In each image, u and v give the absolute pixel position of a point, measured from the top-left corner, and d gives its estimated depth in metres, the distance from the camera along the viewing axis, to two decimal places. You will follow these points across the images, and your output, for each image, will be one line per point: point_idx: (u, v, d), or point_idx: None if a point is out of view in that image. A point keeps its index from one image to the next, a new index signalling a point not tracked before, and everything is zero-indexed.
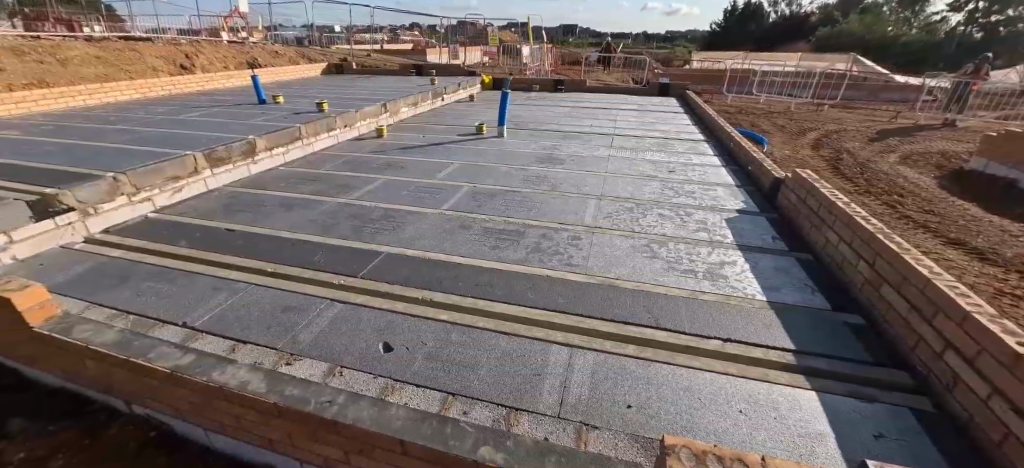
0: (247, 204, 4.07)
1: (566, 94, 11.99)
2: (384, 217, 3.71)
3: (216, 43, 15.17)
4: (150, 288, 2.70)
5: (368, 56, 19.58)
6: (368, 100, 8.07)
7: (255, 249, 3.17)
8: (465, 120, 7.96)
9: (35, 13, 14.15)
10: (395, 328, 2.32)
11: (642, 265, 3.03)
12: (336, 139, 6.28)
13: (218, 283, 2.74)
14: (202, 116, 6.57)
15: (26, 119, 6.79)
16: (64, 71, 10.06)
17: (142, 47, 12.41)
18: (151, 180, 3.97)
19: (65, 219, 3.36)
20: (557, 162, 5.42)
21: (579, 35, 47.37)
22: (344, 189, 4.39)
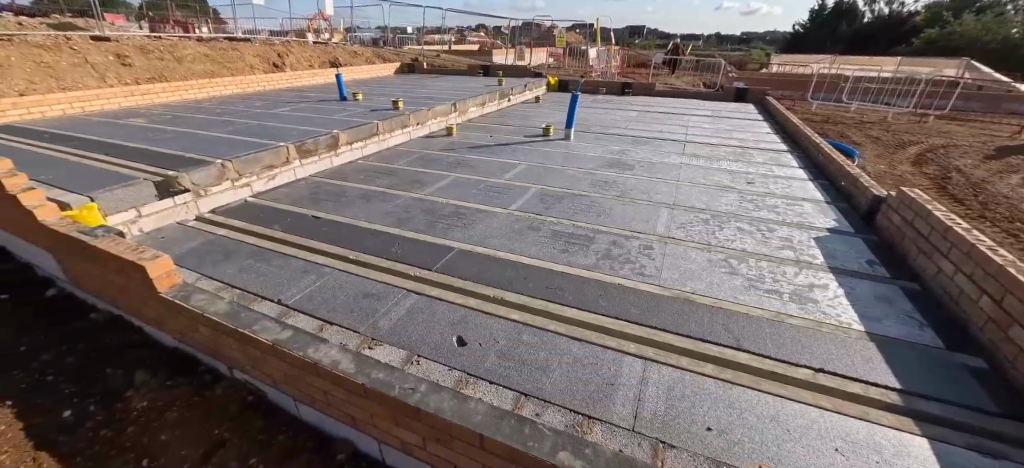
0: (330, 194, 4.38)
1: (632, 97, 11.70)
2: (455, 213, 3.82)
3: (303, 43, 16.51)
4: (250, 266, 2.98)
5: (437, 56, 20.33)
6: (439, 99, 8.37)
7: (339, 236, 3.40)
8: (531, 122, 8.01)
9: (159, 17, 16.28)
10: (468, 323, 2.38)
11: (721, 281, 2.87)
12: (408, 136, 6.57)
13: (307, 266, 2.96)
14: (292, 111, 7.17)
15: (149, 109, 7.79)
16: (180, 67, 11.51)
17: (242, 46, 13.81)
18: (251, 168, 4.38)
19: (182, 199, 3.81)
20: (625, 167, 5.30)
21: (645, 36, 46.01)
22: (417, 185, 4.59)
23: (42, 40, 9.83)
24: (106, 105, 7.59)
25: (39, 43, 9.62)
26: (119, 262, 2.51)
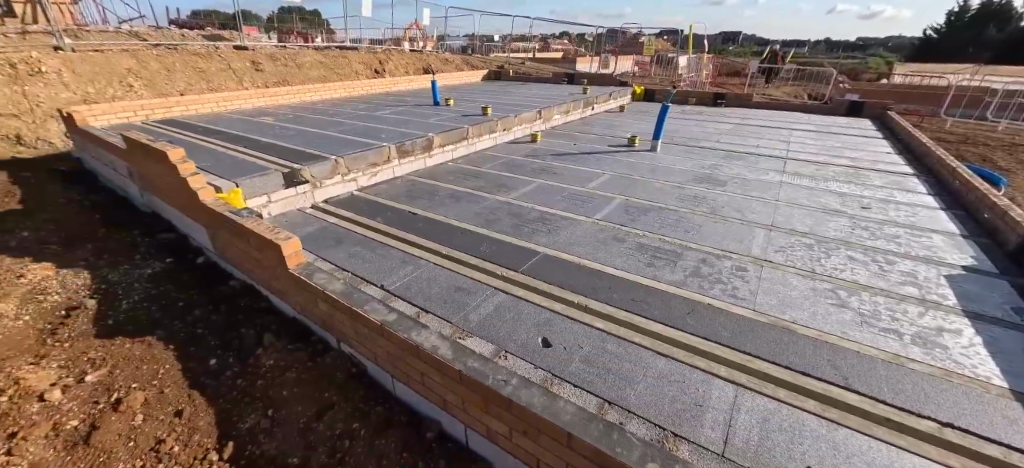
0: (424, 192, 4.73)
1: (725, 108, 11.05)
2: (540, 219, 3.94)
3: (401, 51, 17.95)
4: (358, 252, 3.34)
5: (521, 64, 20.91)
6: (524, 106, 8.62)
7: (434, 232, 3.67)
8: (615, 131, 7.93)
9: (285, 29, 18.79)
10: (553, 326, 2.45)
11: (826, 313, 2.65)
12: (495, 141, 6.86)
13: (406, 257, 3.24)
14: (392, 114, 7.84)
15: (275, 109, 9.01)
16: (299, 72, 13.15)
17: (350, 54, 15.39)
18: (358, 164, 4.87)
19: (303, 189, 4.36)
20: (716, 183, 5.06)
21: (740, 44, 43.10)
22: (503, 189, 4.78)
23: (200, 49, 11.85)
24: (243, 104, 8.91)
25: (198, 52, 11.65)
26: (261, 240, 2.95)
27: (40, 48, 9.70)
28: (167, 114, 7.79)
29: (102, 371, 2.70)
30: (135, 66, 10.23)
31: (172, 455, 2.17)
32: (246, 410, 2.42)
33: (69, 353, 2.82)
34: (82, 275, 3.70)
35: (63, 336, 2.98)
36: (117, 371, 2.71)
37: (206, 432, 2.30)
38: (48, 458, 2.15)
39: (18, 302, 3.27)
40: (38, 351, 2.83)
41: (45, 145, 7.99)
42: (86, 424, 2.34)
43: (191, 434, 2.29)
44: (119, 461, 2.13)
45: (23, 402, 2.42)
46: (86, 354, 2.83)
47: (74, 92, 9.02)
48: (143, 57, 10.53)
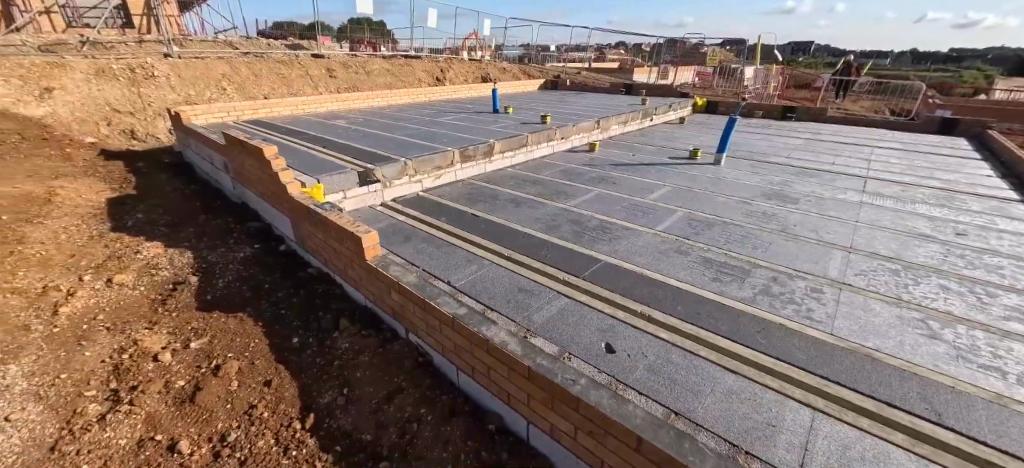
0: (485, 196, 4.90)
1: (795, 123, 10.47)
2: (600, 228, 3.98)
3: (461, 60, 18.63)
4: (426, 249, 3.53)
5: (578, 73, 21.00)
6: (582, 115, 8.67)
7: (497, 235, 3.80)
8: (675, 143, 7.79)
9: (356, 38, 20.13)
10: (616, 333, 2.47)
11: (914, 343, 2.46)
12: (553, 149, 6.96)
13: (470, 257, 3.38)
14: (453, 120, 8.18)
15: (347, 113, 9.69)
16: (368, 79, 14.06)
17: (415, 62, 16.20)
18: (425, 167, 5.13)
19: (375, 188, 4.68)
20: (784, 200, 4.85)
21: (813, 55, 40.49)
22: (562, 196, 4.86)
23: (284, 58, 13.02)
24: (319, 108, 9.67)
25: (282, 60, 12.79)
26: (342, 232, 3.19)
27: (154, 56, 11.11)
28: (255, 115, 8.61)
29: (203, 340, 3.03)
30: (229, 72, 11.40)
31: (262, 420, 2.41)
32: (323, 386, 2.63)
33: (176, 322, 3.20)
34: (185, 254, 4.19)
35: (171, 306, 3.39)
36: (215, 340, 3.03)
37: (289, 403, 2.52)
38: (162, 410, 2.45)
39: (136, 275, 3.78)
40: (152, 319, 3.24)
41: (154, 139, 9.10)
42: (191, 384, 2.64)
43: (277, 403, 2.52)
44: (219, 420, 2.40)
45: (141, 361, 2.79)
46: (189, 324, 3.20)
47: (179, 94, 10.22)
48: (236, 64, 11.72)
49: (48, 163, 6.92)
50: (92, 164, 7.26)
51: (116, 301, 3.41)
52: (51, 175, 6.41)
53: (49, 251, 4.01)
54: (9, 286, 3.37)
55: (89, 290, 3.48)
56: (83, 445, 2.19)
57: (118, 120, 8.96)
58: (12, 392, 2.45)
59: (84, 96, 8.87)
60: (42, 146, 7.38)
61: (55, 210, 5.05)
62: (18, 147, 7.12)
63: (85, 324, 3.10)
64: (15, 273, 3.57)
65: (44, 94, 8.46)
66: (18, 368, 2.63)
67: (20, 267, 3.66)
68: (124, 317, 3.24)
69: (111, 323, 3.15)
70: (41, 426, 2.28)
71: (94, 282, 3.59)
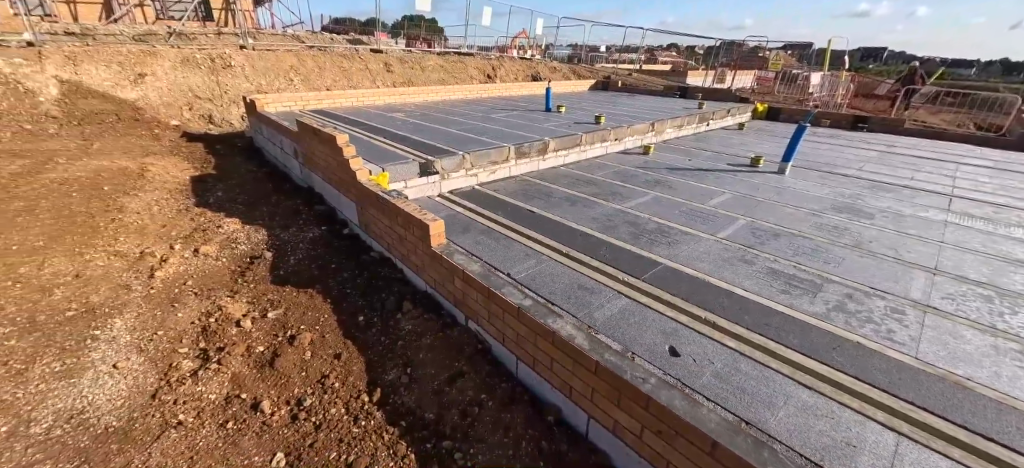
0: (540, 193, 4.96)
1: (867, 134, 9.80)
2: (659, 231, 3.95)
3: (511, 58, 18.81)
4: (484, 241, 3.62)
5: (629, 75, 20.61)
6: (636, 117, 8.57)
7: (554, 232, 3.84)
8: (734, 150, 7.54)
9: (412, 34, 20.74)
10: (681, 337, 2.44)
11: (1014, 376, 2.26)
12: (605, 149, 6.97)
13: (528, 251, 3.43)
14: (506, 117, 8.29)
15: (404, 106, 10.08)
16: (423, 74, 14.53)
17: (468, 59, 16.49)
18: (481, 161, 5.30)
19: (434, 179, 4.87)
20: (856, 214, 4.59)
21: (887, 62, 37.52)
22: (617, 197, 4.87)
23: (347, 52, 13.69)
24: (378, 101, 10.11)
25: (344, 54, 13.41)
26: (409, 218, 3.32)
27: (232, 47, 11.97)
28: (320, 105, 9.10)
29: (279, 310, 3.17)
30: (296, 64, 12.09)
31: (333, 389, 2.50)
32: (388, 364, 2.70)
33: (254, 292, 3.40)
34: (260, 231, 4.38)
35: (249, 277, 3.60)
36: (289, 312, 3.15)
37: (358, 376, 2.60)
38: (244, 371, 2.60)
39: (219, 246, 4.05)
40: (233, 287, 3.46)
41: (228, 125, 9.81)
42: (270, 350, 2.77)
43: (347, 375, 2.60)
44: (295, 385, 2.51)
45: (226, 325, 2.98)
46: (266, 294, 3.38)
47: (251, 83, 10.95)
48: (303, 56, 12.39)
49: (140, 141, 7.79)
50: (176, 144, 7.96)
51: (202, 270, 3.68)
52: (144, 153, 7.12)
53: (144, 221, 4.48)
54: (112, 250, 3.86)
55: (179, 258, 3.80)
56: (179, 396, 2.40)
57: (198, 106, 9.77)
58: (118, 343, 2.78)
59: (172, 82, 9.76)
60: (134, 126, 8.33)
61: (148, 185, 5.60)
62: (114, 127, 8.14)
63: (177, 288, 3.40)
64: (118, 239, 4.07)
65: (138, 79, 9.40)
66: (123, 323, 2.96)
67: (121, 234, 4.16)
68: (209, 283, 3.50)
69: (198, 289, 3.42)
70: (142, 376, 2.53)
71: (184, 251, 3.92)
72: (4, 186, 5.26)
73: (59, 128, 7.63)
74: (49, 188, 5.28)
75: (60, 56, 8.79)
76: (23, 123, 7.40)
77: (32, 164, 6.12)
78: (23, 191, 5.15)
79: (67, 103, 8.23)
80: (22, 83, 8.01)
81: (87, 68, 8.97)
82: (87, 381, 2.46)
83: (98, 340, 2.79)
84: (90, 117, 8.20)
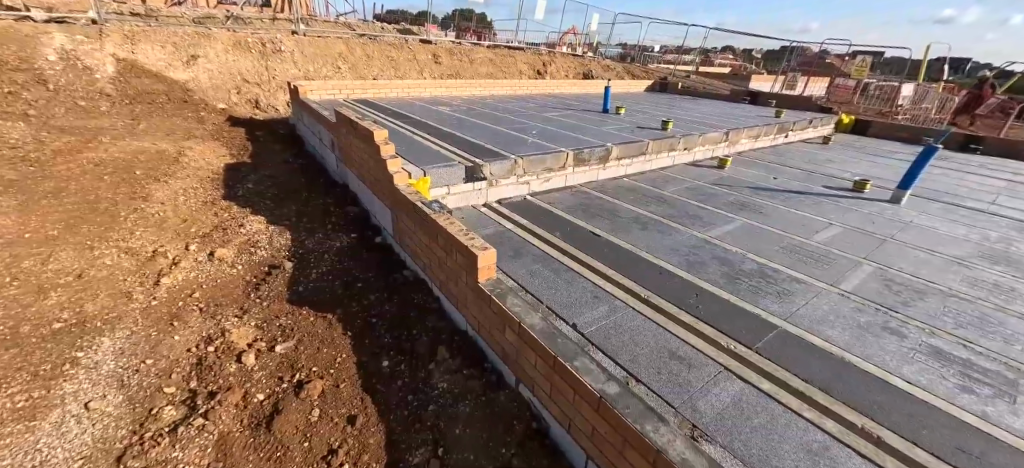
0: (603, 210, 4.25)
1: (980, 157, 8.36)
2: (761, 275, 3.14)
3: (563, 54, 18.03)
4: (542, 273, 2.95)
5: (687, 77, 19.29)
6: (705, 124, 7.63)
7: (628, 266, 3.14)
8: (824, 169, 6.48)
9: (462, 25, 20.31)
10: (834, 462, 1.68)
11: None
12: (671, 160, 6.15)
13: (597, 293, 2.75)
14: (560, 116, 7.58)
15: (450, 100, 9.57)
16: (470, 67, 14.04)
17: (518, 54, 15.83)
18: (535, 168, 4.67)
19: (481, 186, 4.27)
20: (1017, 267, 3.56)
21: None
22: (697, 221, 4.09)
23: (396, 41, 13.39)
24: (424, 93, 9.65)
25: (393, 43, 13.08)
26: (451, 241, 2.66)
27: (284, 32, 11.86)
28: (364, 95, 8.74)
29: (289, 343, 2.60)
30: (346, 51, 11.84)
31: None
32: (413, 439, 2.06)
33: (265, 314, 2.86)
34: (285, 234, 3.86)
35: (263, 293, 3.07)
36: (301, 346, 2.58)
37: (374, 454, 1.98)
38: (234, 433, 2.04)
39: (237, 250, 3.56)
40: (242, 305, 2.94)
41: (273, 110, 9.62)
42: (270, 402, 2.21)
43: (360, 453, 1.98)
44: (293, 463, 1.92)
45: (225, 359, 2.45)
46: (278, 318, 2.83)
47: (300, 69, 10.77)
48: (352, 43, 12.14)
49: (185, 123, 7.65)
50: (219, 128, 7.77)
51: (214, 279, 3.20)
52: (186, 136, 6.92)
53: (165, 213, 4.09)
54: (124, 246, 3.46)
55: (192, 262, 3.34)
56: (148, 464, 1.86)
57: (246, 90, 9.63)
58: (98, 374, 2.29)
59: (222, 65, 9.68)
60: (182, 108, 8.24)
61: (180, 171, 5.28)
62: (163, 108, 8.06)
63: (181, 301, 2.92)
64: (133, 233, 3.67)
65: (190, 61, 9.35)
66: (111, 344, 2.49)
67: (138, 227, 3.77)
68: (217, 298, 2.99)
69: (204, 304, 2.92)
70: (114, 426, 2.03)
71: (199, 254, 3.47)
72: (40, 164, 5.07)
73: (111, 106, 7.61)
74: (83, 169, 5.05)
75: (119, 34, 8.85)
76: (77, 99, 7.40)
77: (76, 141, 6.00)
78: (57, 170, 4.94)
79: (121, 81, 8.23)
80: (81, 59, 8.07)
81: (143, 48, 9.00)
82: (48, 428, 1.97)
83: (77, 366, 2.31)
84: (141, 96, 8.18)
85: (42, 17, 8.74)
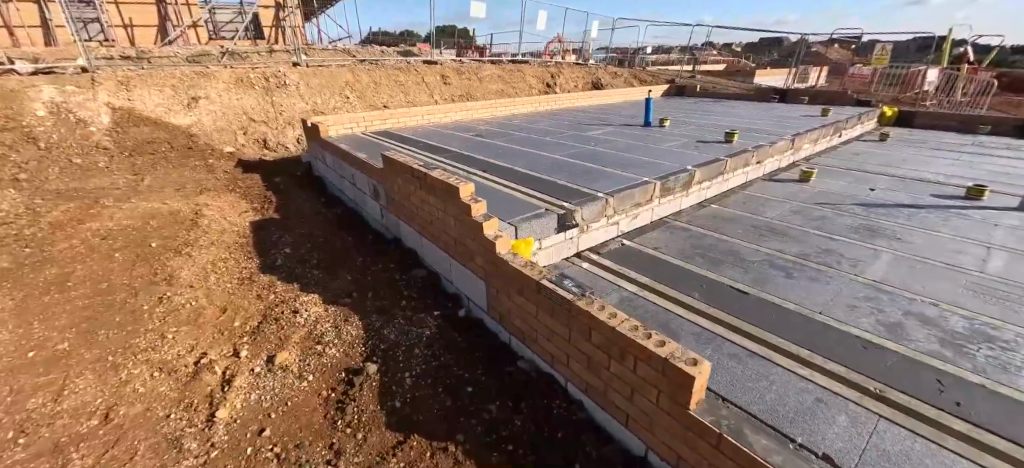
0: (720, 251, 3.58)
1: None
2: (986, 337, 2.46)
3: (567, 64, 17.55)
4: (723, 364, 2.27)
5: (694, 78, 18.86)
6: (761, 131, 7.03)
7: (815, 339, 2.47)
8: (911, 171, 5.87)
9: (460, 43, 19.85)
10: None
11: None
12: (747, 176, 5.51)
13: (816, 393, 2.07)
14: (605, 135, 6.93)
15: (474, 123, 8.94)
16: (480, 86, 13.48)
17: (525, 67, 15.31)
18: (623, 204, 3.98)
19: (572, 234, 3.57)
20: None
21: None
22: (838, 258, 3.43)
23: (400, 64, 12.82)
24: (445, 117, 9.00)
25: (399, 67, 12.49)
26: (624, 343, 1.96)
27: (285, 64, 11.22)
28: (383, 125, 8.07)
29: None
30: (352, 80, 11.21)
31: None
32: None
33: (366, 456, 2.12)
34: (352, 321, 3.14)
35: (352, 418, 2.34)
36: None
37: None
38: None
39: (300, 350, 2.85)
40: (331, 442, 2.20)
41: (283, 149, 8.92)
42: None
43: None
44: None
45: None
46: (385, 461, 2.09)
47: (306, 102, 10.10)
48: (357, 71, 11.53)
49: (194, 174, 6.92)
50: (232, 176, 7.05)
51: (281, 400, 2.46)
52: (198, 190, 6.18)
53: (198, 301, 3.35)
54: (157, 359, 2.71)
55: (248, 377, 2.61)
56: None
57: (253, 129, 8.93)
58: None
59: (225, 105, 8.98)
60: (187, 156, 7.52)
61: (203, 236, 4.54)
62: (167, 158, 7.34)
63: (248, 446, 2.17)
64: (165, 337, 2.91)
65: (191, 103, 8.66)
66: None
67: (169, 326, 3.02)
68: (295, 433, 2.25)
69: (280, 447, 2.17)
70: None
71: (254, 362, 2.73)
72: (36, 242, 4.30)
73: (110, 161, 6.87)
74: (88, 244, 4.29)
75: (113, 81, 8.15)
76: (72, 156, 6.65)
77: (76, 207, 5.25)
78: (58, 249, 4.17)
79: (118, 132, 7.51)
80: (74, 112, 7.35)
81: (139, 94, 8.30)
82: None
83: None
84: (142, 147, 7.45)
85: (27, 69, 8.03)
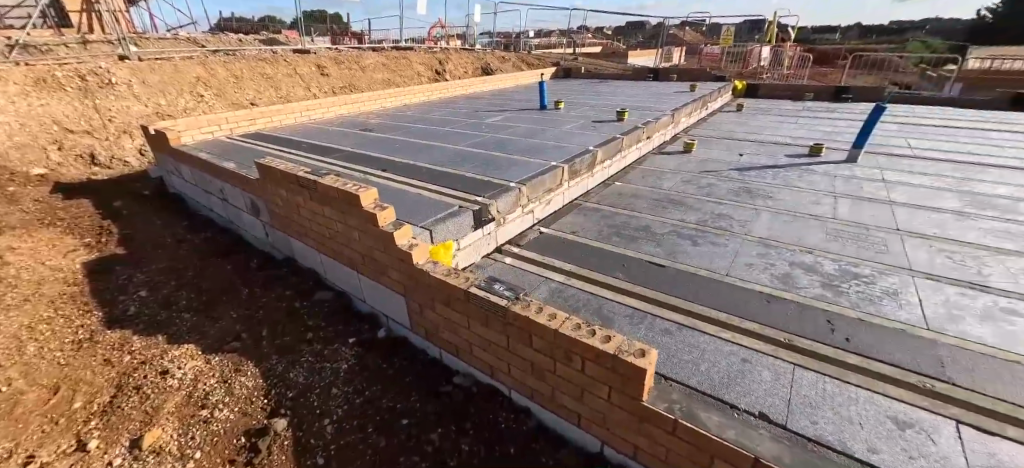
0: (633, 228, 3.72)
1: (851, 103, 9.75)
2: (851, 275, 2.89)
3: (454, 50, 17.09)
4: (658, 341, 2.32)
5: (577, 60, 19.79)
6: (645, 108, 7.56)
7: (729, 301, 2.66)
8: (765, 136, 6.82)
9: (333, 30, 18.08)
10: None
11: None
12: (640, 152, 5.86)
13: (741, 354, 2.20)
14: (505, 121, 6.83)
15: (363, 117, 8.18)
16: (363, 75, 12.45)
17: (411, 54, 14.52)
18: (536, 191, 3.91)
19: (489, 229, 3.40)
20: (1001, 209, 3.90)
21: None
22: (730, 221, 3.79)
23: (264, 54, 11.20)
24: (329, 112, 8.09)
25: (264, 58, 10.91)
26: (568, 344, 1.85)
27: (106, 58, 9.01)
28: (253, 126, 6.94)
29: None
30: (204, 75, 9.47)
31: None
32: None
33: None
34: (245, 371, 2.61)
35: None
36: None
37: None
38: None
39: (178, 422, 2.28)
40: None
41: (121, 165, 7.13)
42: None
43: None
44: None
45: None
46: None
47: (145, 104, 8.26)
48: (210, 63, 9.77)
49: None
50: (47, 204, 5.45)
51: None
52: None
53: (11, 384, 2.47)
54: None
55: None
56: None
57: (71, 142, 6.97)
58: None
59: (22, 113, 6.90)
60: None
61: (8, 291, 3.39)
62: None
63: None
64: None
65: None
66: None
67: None
68: None
69: None
70: None
71: (111, 452, 2.10)
72: None
73: None
74: None
75: None
76: None
77: None
78: None
79: None
80: None
81: None
82: None
83: None
84: None
85: None
